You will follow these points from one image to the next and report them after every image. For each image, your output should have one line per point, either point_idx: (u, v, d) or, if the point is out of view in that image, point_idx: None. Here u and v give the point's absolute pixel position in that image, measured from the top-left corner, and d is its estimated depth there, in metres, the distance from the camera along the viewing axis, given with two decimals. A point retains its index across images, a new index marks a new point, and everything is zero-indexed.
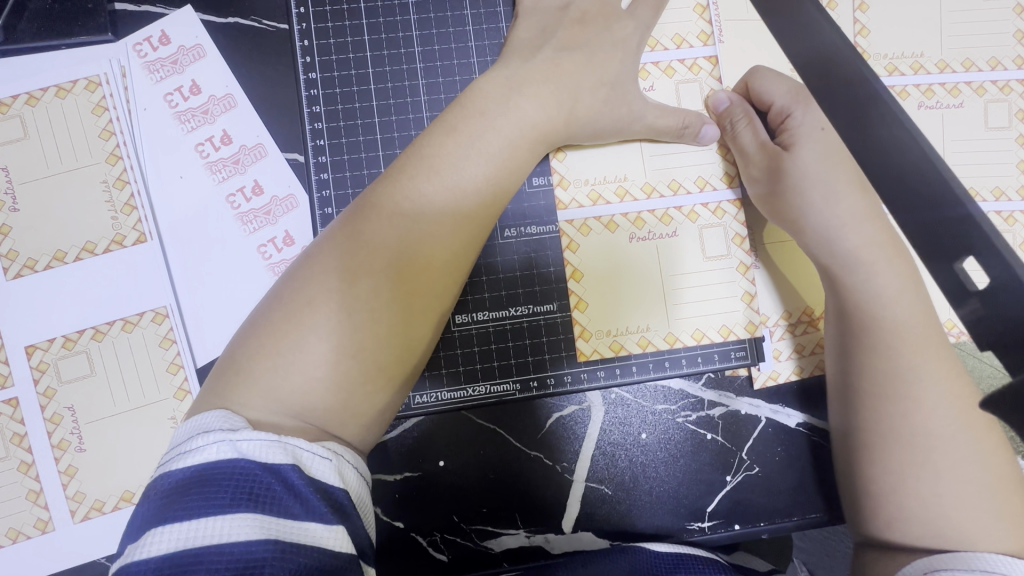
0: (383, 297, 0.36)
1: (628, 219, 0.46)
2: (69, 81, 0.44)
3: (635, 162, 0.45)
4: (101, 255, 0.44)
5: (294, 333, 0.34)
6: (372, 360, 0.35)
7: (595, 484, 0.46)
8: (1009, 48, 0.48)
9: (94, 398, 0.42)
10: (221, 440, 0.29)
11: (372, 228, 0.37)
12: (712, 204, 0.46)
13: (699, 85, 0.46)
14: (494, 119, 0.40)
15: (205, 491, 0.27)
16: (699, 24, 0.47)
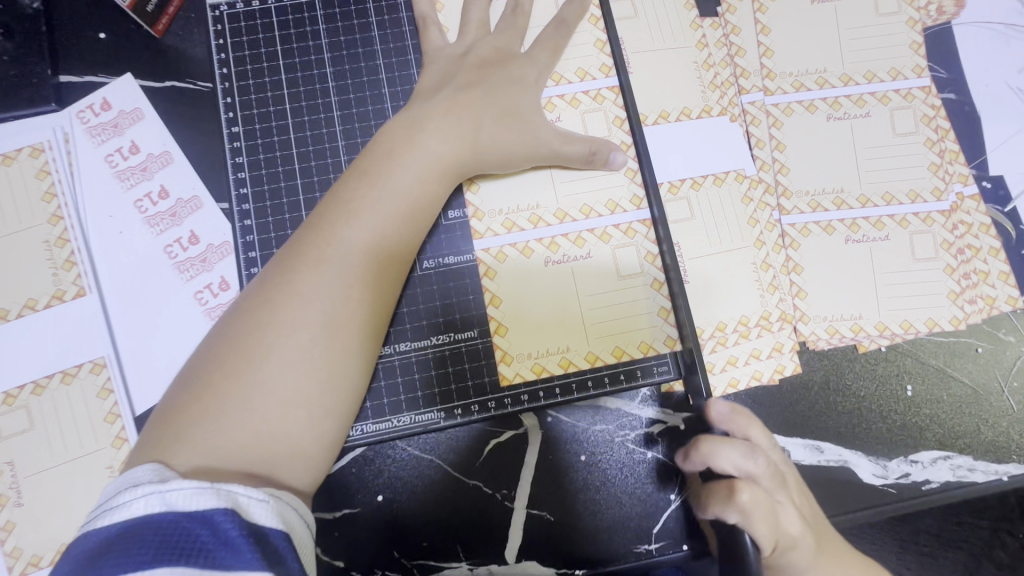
0: (300, 341, 0.37)
1: (543, 243, 0.47)
2: (14, 150, 0.47)
3: (546, 189, 0.47)
4: (43, 311, 0.45)
5: (216, 382, 0.35)
6: (286, 401, 0.36)
7: (537, 510, 0.46)
8: (908, 59, 0.50)
9: (33, 451, 0.43)
10: (151, 494, 0.30)
11: (301, 275, 0.38)
12: (624, 225, 0.48)
13: (604, 112, 0.49)
14: (409, 160, 0.42)
15: (133, 543, 0.28)
16: (599, 56, 0.49)
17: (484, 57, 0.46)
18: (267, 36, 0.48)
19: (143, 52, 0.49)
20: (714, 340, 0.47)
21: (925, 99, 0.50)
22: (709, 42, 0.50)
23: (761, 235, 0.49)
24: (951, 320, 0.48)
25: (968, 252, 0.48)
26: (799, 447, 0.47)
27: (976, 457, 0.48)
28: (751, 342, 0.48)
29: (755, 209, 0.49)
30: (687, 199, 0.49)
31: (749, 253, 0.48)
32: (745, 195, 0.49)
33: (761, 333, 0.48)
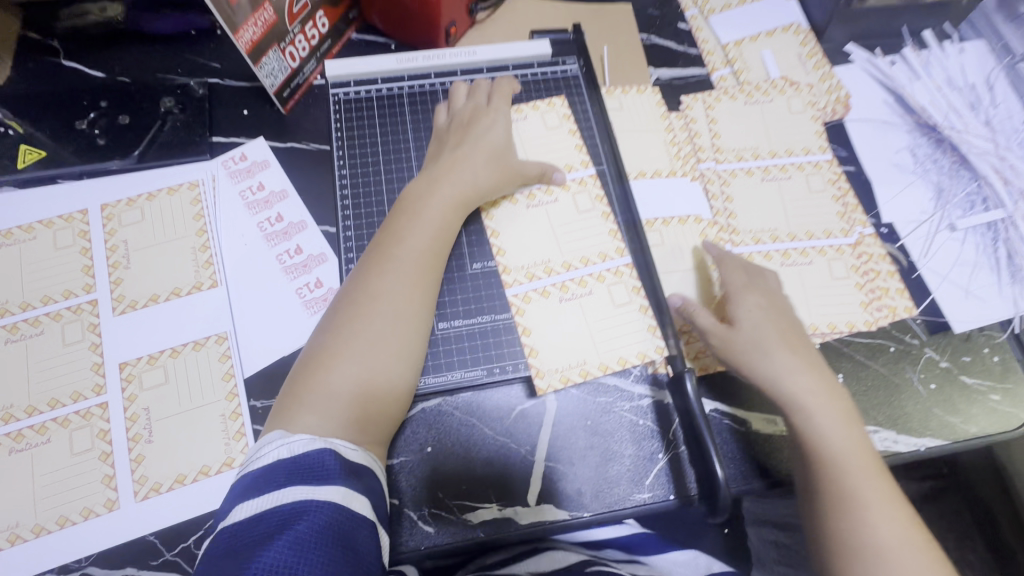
0: (376, 330, 0.53)
1: (556, 288, 0.62)
2: (177, 184, 0.65)
3: (553, 248, 0.64)
4: (184, 296, 0.60)
5: (326, 361, 0.51)
6: (372, 370, 0.51)
7: (553, 463, 0.58)
8: (815, 141, 0.71)
9: (165, 400, 0.56)
10: (281, 445, 0.46)
11: (371, 283, 0.55)
12: (613, 269, 0.64)
13: (587, 193, 0.66)
14: (439, 195, 0.60)
15: (272, 474, 0.44)
16: (580, 155, 0.68)
17: (504, 131, 0.65)
18: (369, 112, 0.68)
19: (275, 124, 0.69)
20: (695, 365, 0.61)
21: (829, 168, 0.70)
22: (674, 127, 0.72)
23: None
24: (864, 323, 0.64)
25: (871, 274, 0.66)
26: (758, 418, 0.60)
27: (898, 433, 0.61)
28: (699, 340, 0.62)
29: (711, 241, 0.66)
30: (660, 231, 0.66)
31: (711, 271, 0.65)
32: (703, 233, 0.67)
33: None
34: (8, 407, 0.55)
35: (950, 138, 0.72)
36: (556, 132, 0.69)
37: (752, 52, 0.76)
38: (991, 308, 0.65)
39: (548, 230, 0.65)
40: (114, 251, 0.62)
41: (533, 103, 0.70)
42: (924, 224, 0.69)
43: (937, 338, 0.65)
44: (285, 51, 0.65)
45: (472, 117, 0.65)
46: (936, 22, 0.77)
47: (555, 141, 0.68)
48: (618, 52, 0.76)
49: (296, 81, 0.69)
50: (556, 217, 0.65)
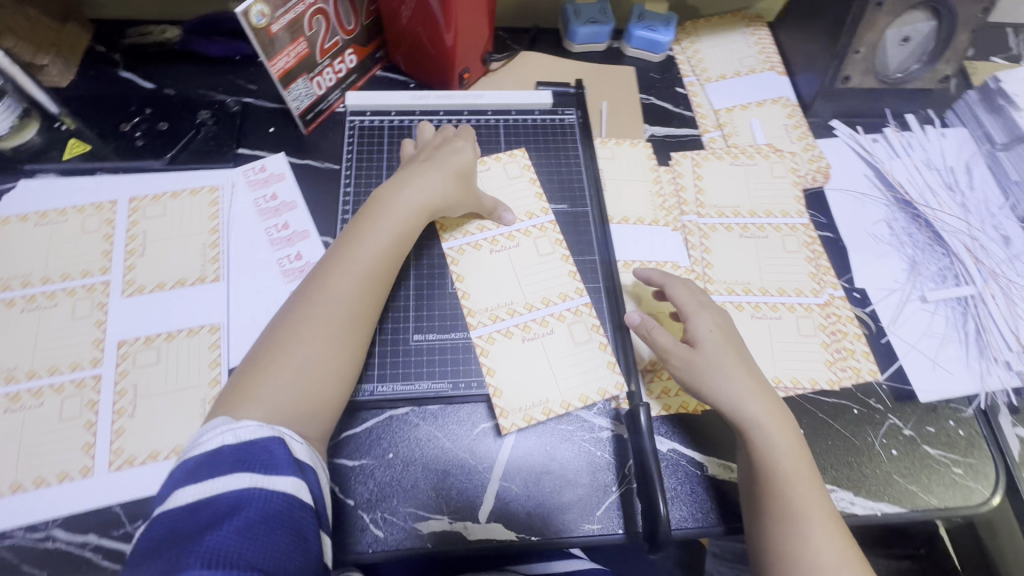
0: (325, 328, 0.55)
1: (519, 326, 0.66)
2: (200, 186, 0.72)
3: (516, 291, 0.68)
4: (187, 287, 0.66)
5: (275, 356, 0.53)
6: (318, 367, 0.53)
7: (507, 483, 0.59)
8: (793, 205, 0.75)
9: (153, 379, 0.60)
10: (225, 433, 0.46)
11: (326, 284, 0.57)
12: (574, 309, 0.67)
13: (547, 238, 0.71)
14: (399, 204, 0.62)
15: (216, 460, 0.44)
16: (540, 203, 0.73)
17: (469, 154, 0.69)
18: (380, 140, 0.75)
19: (296, 142, 0.76)
20: (659, 400, 0.64)
21: (806, 230, 0.74)
22: (661, 179, 0.77)
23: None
24: (828, 381, 0.65)
25: (839, 334, 0.68)
26: (714, 462, 0.61)
27: (857, 494, 0.61)
28: (663, 380, 0.65)
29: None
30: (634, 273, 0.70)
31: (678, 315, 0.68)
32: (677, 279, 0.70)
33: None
34: (12, 369, 0.60)
35: (925, 214, 0.75)
36: (516, 182, 0.74)
37: (741, 119, 0.82)
38: (958, 380, 0.66)
39: (510, 272, 0.69)
40: (133, 240, 0.68)
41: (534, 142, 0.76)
42: (895, 293, 0.71)
43: (903, 405, 0.66)
44: (314, 80, 0.73)
45: (438, 144, 0.69)
46: (918, 107, 0.83)
47: (514, 190, 0.73)
48: (616, 108, 0.82)
49: (319, 107, 0.76)
50: (519, 263, 0.69)
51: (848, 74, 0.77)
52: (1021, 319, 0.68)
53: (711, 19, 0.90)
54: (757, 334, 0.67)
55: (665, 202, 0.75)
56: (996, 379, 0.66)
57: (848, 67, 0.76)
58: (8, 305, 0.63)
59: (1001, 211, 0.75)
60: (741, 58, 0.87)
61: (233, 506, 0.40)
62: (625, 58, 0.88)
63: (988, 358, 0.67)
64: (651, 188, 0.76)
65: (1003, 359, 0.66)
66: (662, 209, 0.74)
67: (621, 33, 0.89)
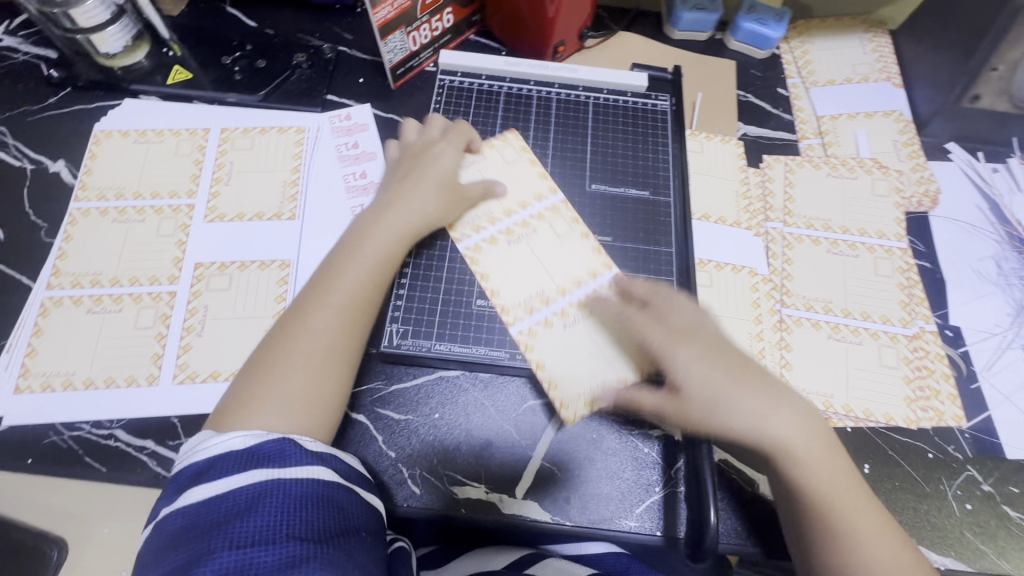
0: (303, 365, 0.51)
1: (542, 323, 0.62)
2: (287, 126, 0.73)
3: (542, 276, 0.64)
4: (264, 221, 0.67)
5: (250, 398, 0.49)
6: (298, 406, 0.49)
7: (548, 463, 0.58)
8: (891, 226, 0.70)
9: (223, 304, 0.62)
10: (221, 441, 0.46)
11: (303, 318, 0.53)
12: (604, 285, 0.64)
13: (563, 217, 0.67)
14: (383, 225, 0.59)
15: (223, 464, 0.44)
16: (544, 183, 0.68)
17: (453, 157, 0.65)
18: (466, 102, 0.73)
19: (384, 95, 0.77)
20: None
21: (902, 256, 0.68)
22: (749, 181, 0.72)
23: (761, 315, 0.65)
24: (904, 419, 0.61)
25: (924, 370, 0.63)
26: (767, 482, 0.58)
27: (918, 543, 0.56)
28: None
29: (760, 296, 0.66)
30: (709, 272, 0.66)
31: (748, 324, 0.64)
32: (754, 286, 0.66)
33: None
34: (98, 274, 0.63)
35: None
36: (515, 165, 0.69)
37: (845, 128, 0.76)
38: None
39: (535, 262, 0.64)
40: (220, 168, 0.70)
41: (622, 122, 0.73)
42: (996, 337, 0.65)
43: (986, 459, 0.60)
44: (410, 35, 0.73)
45: (422, 148, 0.65)
46: None
47: (518, 175, 0.69)
48: (711, 101, 0.78)
49: (411, 63, 0.76)
50: (537, 247, 0.65)
51: (978, 94, 0.70)
52: None
53: (826, 20, 0.84)
54: (832, 356, 0.63)
55: (751, 204, 0.71)
56: None
57: (981, 85, 0.70)
58: (102, 213, 0.66)
59: None
60: (855, 64, 0.81)
61: (247, 504, 0.42)
62: (726, 51, 0.84)
63: None
64: (738, 188, 0.72)
65: None
66: (746, 211, 0.70)
67: (726, 24, 0.85)
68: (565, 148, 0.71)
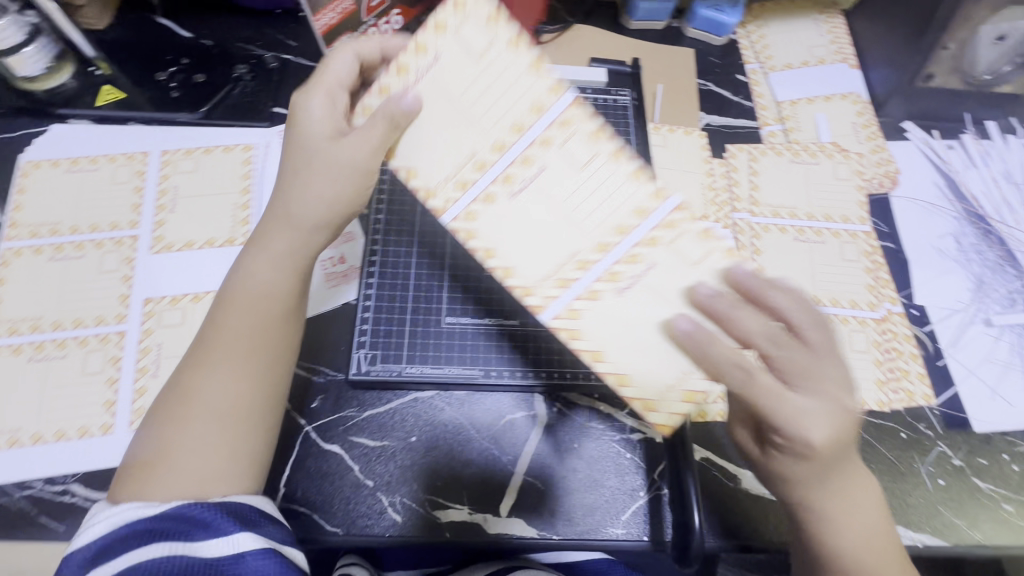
0: (199, 431, 0.44)
1: (503, 218, 0.39)
2: (234, 144, 0.69)
3: (563, 227, 0.39)
4: (216, 248, 0.63)
5: (157, 463, 0.43)
6: (193, 478, 0.42)
7: (531, 478, 0.57)
8: (856, 210, 0.70)
9: (178, 340, 0.59)
10: (121, 514, 0.41)
11: (197, 378, 0.45)
12: (661, 222, 0.38)
13: (577, 134, 0.38)
14: (266, 249, 0.49)
15: (126, 540, 0.39)
16: (539, 79, 0.38)
17: (322, 113, 0.48)
18: None
19: None
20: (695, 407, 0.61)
21: (866, 239, 0.69)
22: (715, 172, 0.72)
23: None
24: (876, 402, 0.62)
25: (893, 352, 0.64)
26: (749, 476, 0.59)
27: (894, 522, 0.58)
28: None
29: None
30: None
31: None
32: None
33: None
34: (37, 318, 0.59)
35: (998, 231, 0.70)
36: (490, 56, 0.38)
37: (806, 113, 0.76)
38: (1018, 413, 0.62)
39: (557, 219, 0.39)
40: (164, 194, 0.66)
41: None
42: (958, 313, 0.66)
43: (955, 434, 0.62)
44: (357, 41, 0.70)
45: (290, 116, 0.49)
46: (1001, 113, 0.76)
47: (491, 72, 0.38)
48: (672, 93, 0.77)
49: None
50: (547, 178, 0.39)
51: (932, 73, 0.72)
52: None
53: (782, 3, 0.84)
54: None
55: (716, 195, 0.71)
56: None
57: (933, 65, 0.71)
58: (36, 252, 0.62)
59: None
60: (811, 47, 0.80)
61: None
62: (685, 39, 0.82)
63: None
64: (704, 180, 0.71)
65: None
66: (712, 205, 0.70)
67: (682, 11, 0.83)
68: None
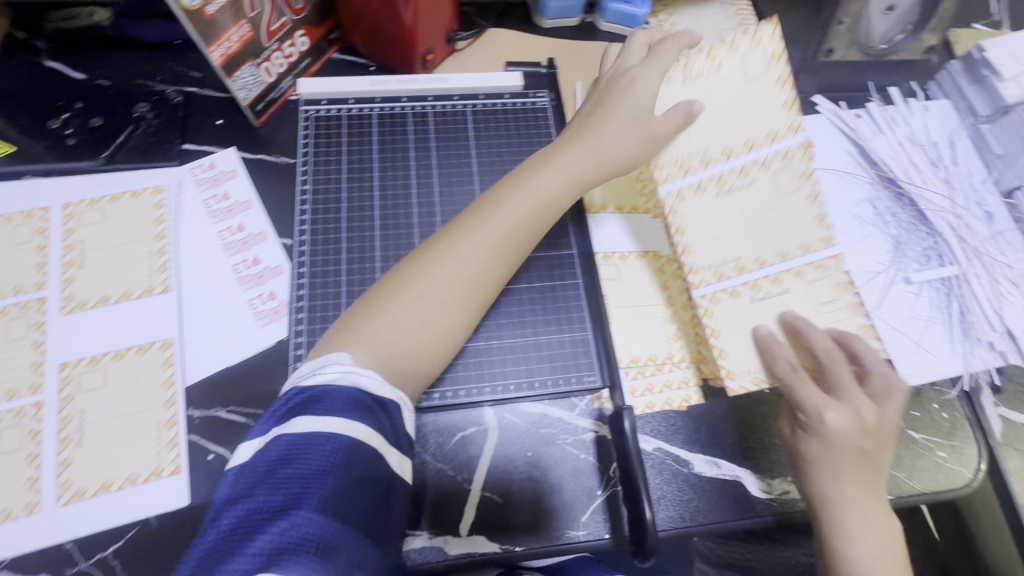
0: (422, 306, 0.51)
1: (748, 286, 0.56)
2: (142, 188, 0.66)
3: (744, 242, 0.57)
4: (134, 300, 0.60)
5: (365, 318, 0.51)
6: (410, 330, 0.51)
7: (489, 492, 0.57)
8: None
9: (101, 404, 0.56)
10: (341, 372, 0.46)
11: (447, 247, 0.53)
12: (816, 263, 0.57)
13: (790, 170, 0.57)
14: (571, 161, 0.57)
15: (333, 399, 0.44)
16: (785, 118, 0.58)
17: (647, 84, 0.56)
18: (337, 132, 0.68)
19: (248, 135, 0.71)
20: (644, 403, 0.60)
21: None
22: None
23: (671, 296, 0.63)
24: None
25: None
26: (701, 460, 0.60)
27: None
28: (647, 378, 0.60)
29: (667, 279, 0.64)
30: (614, 265, 0.64)
31: (660, 309, 0.63)
32: (660, 270, 0.65)
33: (669, 369, 0.61)
34: None
35: (910, 193, 0.72)
36: (755, 83, 0.58)
37: None
38: (942, 363, 0.65)
39: (740, 221, 0.58)
40: (70, 250, 0.62)
41: (502, 126, 0.71)
42: (880, 275, 0.69)
43: None
44: (261, 67, 0.67)
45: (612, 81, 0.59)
46: (901, 79, 0.80)
47: (751, 92, 0.58)
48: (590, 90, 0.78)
49: (271, 96, 0.70)
50: (750, 205, 0.58)
51: (831, 47, 0.73)
52: (1005, 298, 0.67)
53: None
54: None
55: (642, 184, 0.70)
56: (979, 360, 0.65)
57: (832, 40, 0.72)
58: None
59: (984, 186, 0.74)
60: (720, 30, 0.82)
61: (340, 463, 0.41)
62: (599, 33, 0.83)
63: (972, 339, 0.66)
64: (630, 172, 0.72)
65: (987, 339, 0.65)
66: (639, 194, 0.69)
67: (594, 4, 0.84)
68: (450, 164, 0.68)
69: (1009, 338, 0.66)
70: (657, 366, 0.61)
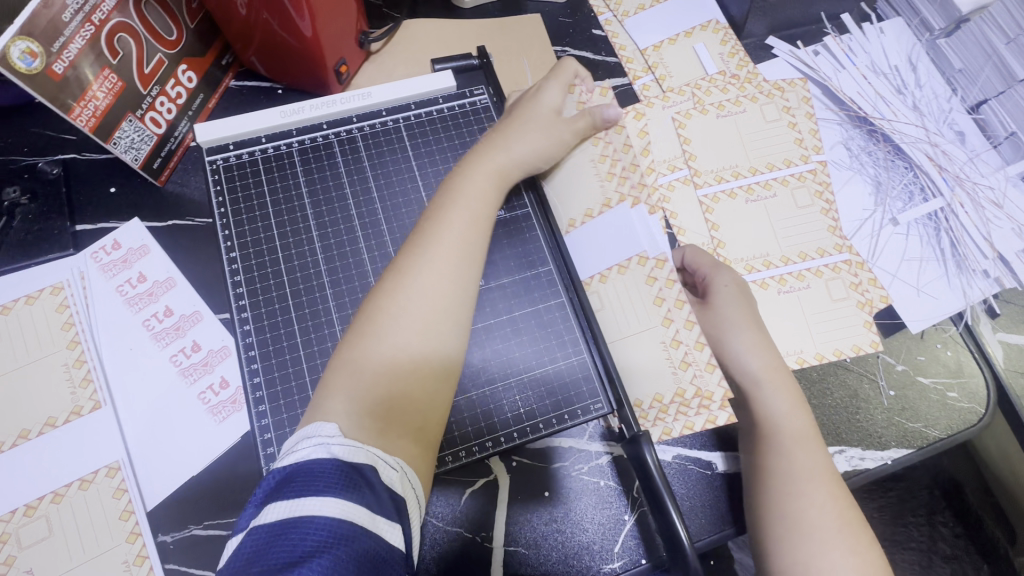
0: (400, 332, 0.44)
1: (774, 279, 0.63)
2: (37, 290, 0.56)
3: (772, 242, 0.64)
4: (62, 426, 0.52)
5: (349, 368, 0.43)
6: (415, 363, 0.44)
7: (512, 547, 0.53)
8: (755, 149, 0.67)
9: (52, 557, 0.48)
10: (318, 443, 0.37)
11: (406, 261, 0.47)
12: (830, 265, 0.64)
13: (807, 188, 0.66)
14: (469, 188, 0.52)
15: (306, 474, 0.35)
16: (798, 150, 0.67)
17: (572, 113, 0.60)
18: (254, 180, 0.58)
19: (151, 200, 0.60)
20: (660, 427, 0.53)
21: (768, 172, 0.66)
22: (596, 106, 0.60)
23: (669, 313, 0.54)
24: (869, 344, 0.61)
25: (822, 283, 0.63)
26: (723, 457, 0.57)
27: (864, 448, 0.59)
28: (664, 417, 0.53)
29: (661, 288, 0.54)
30: (598, 291, 0.57)
31: (658, 331, 0.54)
32: (652, 275, 0.55)
33: (681, 410, 0.52)
34: None
35: (881, 128, 0.69)
36: (775, 125, 0.67)
37: (672, 55, 0.71)
38: (943, 302, 0.63)
39: (767, 221, 0.65)
40: None
41: (444, 134, 0.62)
42: (867, 223, 0.67)
43: (891, 342, 0.63)
44: (145, 119, 0.56)
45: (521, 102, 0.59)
46: (853, 4, 0.75)
47: (773, 134, 0.67)
48: (532, 75, 0.70)
49: (167, 147, 0.59)
50: (777, 212, 0.65)
51: None
52: (993, 222, 0.64)
53: None
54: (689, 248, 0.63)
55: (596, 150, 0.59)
56: (977, 290, 0.64)
57: None
58: None
59: (953, 105, 0.70)
60: None
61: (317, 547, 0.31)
62: (527, 5, 0.74)
63: (967, 271, 0.64)
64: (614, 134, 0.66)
65: (981, 269, 0.63)
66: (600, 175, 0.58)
67: None
68: (393, 192, 0.59)
69: (1002, 263, 0.64)
70: (658, 401, 0.53)
